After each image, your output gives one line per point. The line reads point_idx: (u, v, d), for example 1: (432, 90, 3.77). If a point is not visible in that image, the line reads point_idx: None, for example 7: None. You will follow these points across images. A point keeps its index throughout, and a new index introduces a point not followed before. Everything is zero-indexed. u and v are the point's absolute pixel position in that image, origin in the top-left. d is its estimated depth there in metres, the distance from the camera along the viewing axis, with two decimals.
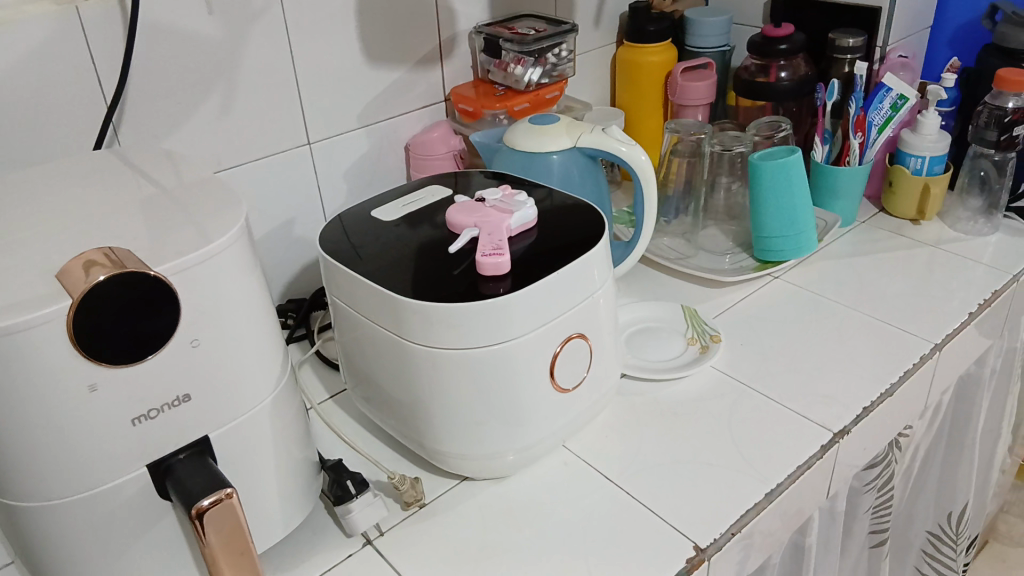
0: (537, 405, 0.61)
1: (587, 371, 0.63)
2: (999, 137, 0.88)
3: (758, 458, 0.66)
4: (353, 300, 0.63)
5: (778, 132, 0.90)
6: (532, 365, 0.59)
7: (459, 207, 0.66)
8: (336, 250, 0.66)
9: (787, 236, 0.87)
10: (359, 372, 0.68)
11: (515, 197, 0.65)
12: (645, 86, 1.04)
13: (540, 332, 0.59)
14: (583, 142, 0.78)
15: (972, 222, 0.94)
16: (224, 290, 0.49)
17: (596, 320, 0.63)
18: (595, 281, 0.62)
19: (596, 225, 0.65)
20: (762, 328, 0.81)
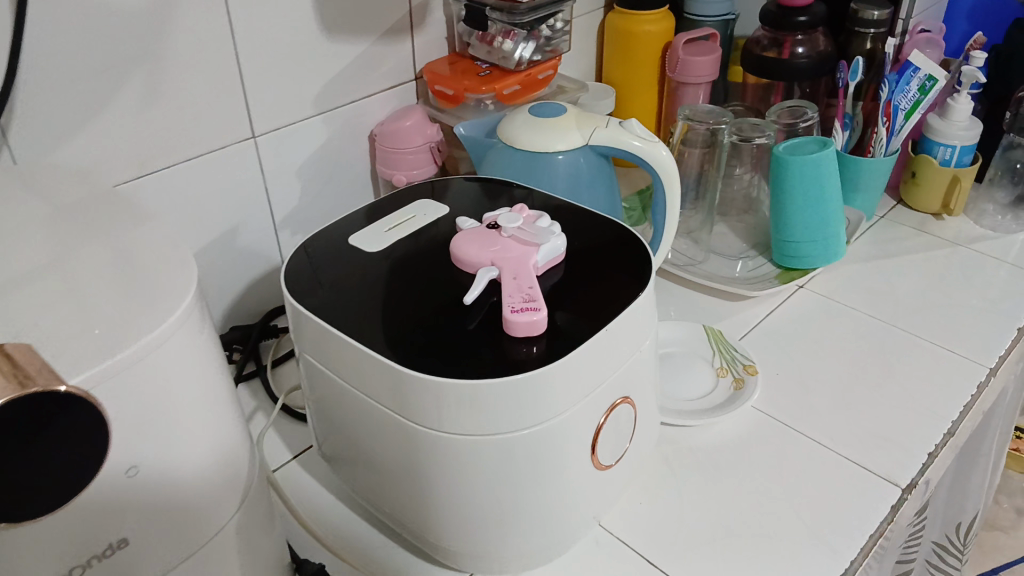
0: (574, 489, 0.49)
1: (629, 440, 0.52)
2: None
3: (821, 524, 0.56)
4: (332, 366, 0.49)
5: (801, 121, 0.79)
6: (572, 446, 0.47)
7: (464, 235, 0.53)
8: (307, 293, 0.51)
9: (815, 240, 0.77)
10: (339, 445, 0.54)
11: (535, 222, 0.52)
12: (640, 59, 0.91)
13: (584, 406, 0.46)
14: (597, 139, 0.65)
15: (1000, 217, 0.86)
16: (173, 386, 0.36)
17: (642, 378, 0.51)
18: (642, 333, 0.50)
19: (638, 259, 0.53)
20: (796, 351, 0.71)
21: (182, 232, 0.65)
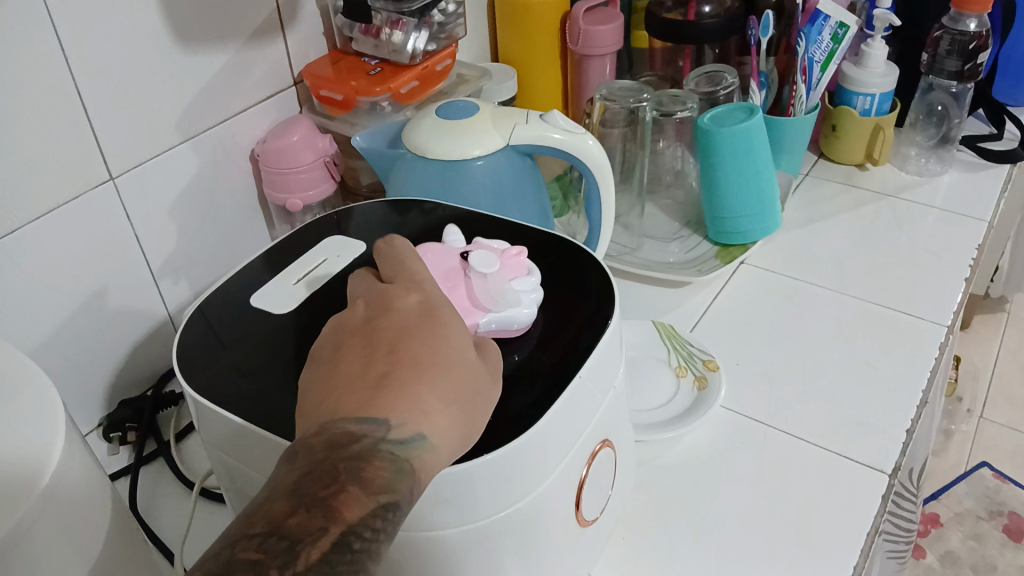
0: (562, 555, 0.43)
1: (612, 487, 0.46)
2: (961, 65, 0.77)
3: (818, 531, 0.52)
4: (262, 463, 0.42)
5: (722, 88, 0.74)
6: (558, 511, 0.41)
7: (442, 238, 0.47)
8: (217, 383, 0.43)
9: (752, 213, 0.73)
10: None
11: (518, 283, 0.44)
12: (537, 35, 0.83)
13: (565, 465, 0.40)
14: (518, 138, 0.58)
15: (923, 160, 0.84)
16: (36, 514, 0.32)
17: (619, 415, 0.46)
18: (613, 365, 0.44)
19: (596, 277, 0.47)
20: (752, 338, 0.67)
21: (39, 306, 0.53)
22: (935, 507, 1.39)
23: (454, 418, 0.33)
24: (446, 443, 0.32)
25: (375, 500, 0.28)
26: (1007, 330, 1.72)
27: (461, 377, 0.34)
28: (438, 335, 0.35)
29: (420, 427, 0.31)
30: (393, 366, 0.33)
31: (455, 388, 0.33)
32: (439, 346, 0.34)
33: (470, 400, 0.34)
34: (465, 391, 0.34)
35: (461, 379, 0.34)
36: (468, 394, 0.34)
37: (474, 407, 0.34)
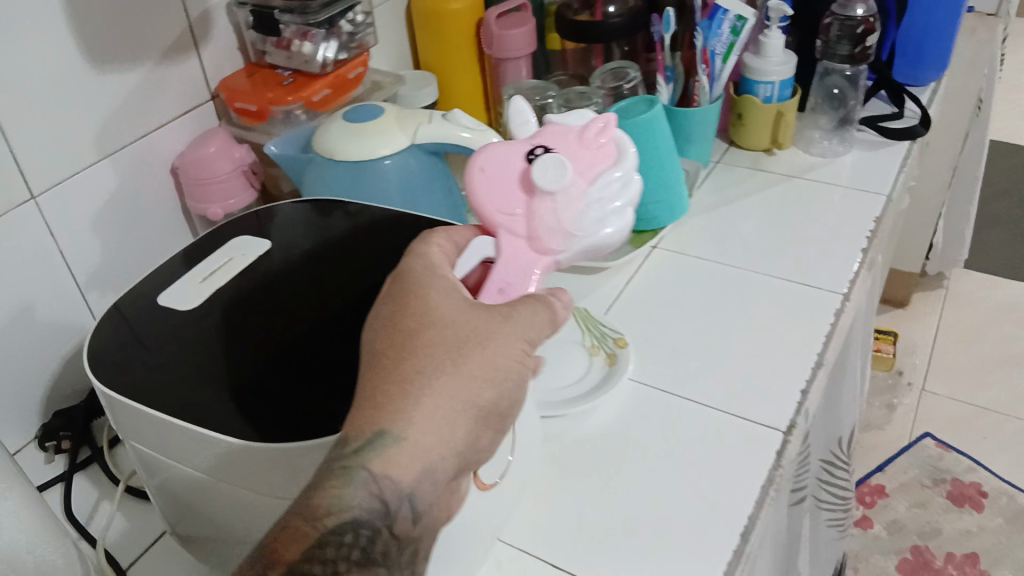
0: (463, 520, 0.46)
1: (511, 454, 0.49)
2: (852, 50, 0.85)
3: (716, 490, 0.56)
4: (209, 460, 0.45)
5: (625, 82, 0.78)
6: None
7: (500, 152, 0.49)
8: (124, 379, 0.46)
9: (661, 199, 0.78)
10: (221, 533, 0.50)
11: (605, 193, 0.47)
12: (453, 41, 0.87)
13: None
14: (421, 136, 0.61)
15: (826, 142, 0.89)
16: None
17: None
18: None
19: None
20: (663, 315, 0.71)
21: None
22: (881, 478, 1.44)
23: (426, 395, 0.35)
24: (423, 425, 0.35)
25: (323, 519, 0.34)
26: (945, 305, 1.79)
27: (426, 358, 0.36)
28: (418, 325, 0.38)
29: (379, 428, 0.35)
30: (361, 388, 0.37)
31: (415, 374, 0.36)
32: (417, 335, 0.37)
33: (458, 364, 0.36)
34: (450, 362, 0.36)
35: (443, 356, 0.36)
36: (455, 365, 0.36)
37: (469, 370, 0.36)
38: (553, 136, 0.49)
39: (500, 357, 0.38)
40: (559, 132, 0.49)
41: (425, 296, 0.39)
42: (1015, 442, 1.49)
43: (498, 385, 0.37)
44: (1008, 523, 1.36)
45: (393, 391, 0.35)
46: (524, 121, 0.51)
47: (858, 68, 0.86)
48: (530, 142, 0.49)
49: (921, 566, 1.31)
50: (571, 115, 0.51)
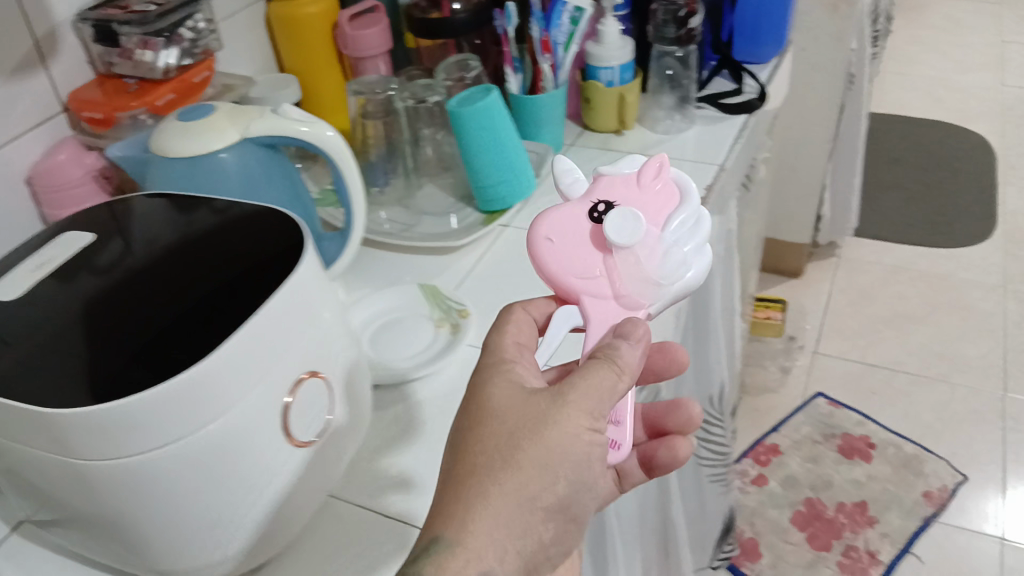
0: (279, 470, 0.52)
1: (330, 413, 0.55)
2: (677, 30, 0.95)
3: None
4: (34, 439, 0.47)
5: (469, 73, 0.84)
6: (257, 431, 0.50)
7: (563, 218, 0.53)
8: None
9: (506, 179, 0.83)
10: (68, 516, 0.52)
11: (676, 236, 0.51)
12: (312, 43, 0.91)
13: (257, 391, 0.49)
14: (253, 131, 0.66)
15: (670, 120, 0.96)
16: None
17: (327, 352, 0.55)
18: (305, 309, 0.52)
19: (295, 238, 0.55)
20: (509, 287, 0.77)
21: None
22: (777, 438, 1.53)
23: (480, 499, 0.42)
24: (476, 525, 0.41)
25: None
26: (837, 272, 1.89)
27: (489, 462, 0.43)
28: (482, 419, 0.45)
29: (443, 527, 0.42)
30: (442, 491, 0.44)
31: (476, 479, 0.43)
32: (478, 432, 0.45)
33: (508, 463, 0.43)
34: (500, 459, 0.43)
35: (496, 451, 0.43)
36: (506, 459, 0.43)
37: (521, 465, 0.43)
38: (610, 192, 0.54)
39: (559, 438, 0.44)
40: (616, 186, 0.54)
41: (490, 390, 0.46)
42: (900, 394, 1.60)
43: (560, 462, 0.44)
44: (893, 471, 1.46)
45: (456, 490, 0.43)
46: (575, 179, 0.56)
47: (687, 48, 0.94)
48: (588, 199, 0.54)
49: (814, 517, 1.40)
50: (621, 163, 0.56)
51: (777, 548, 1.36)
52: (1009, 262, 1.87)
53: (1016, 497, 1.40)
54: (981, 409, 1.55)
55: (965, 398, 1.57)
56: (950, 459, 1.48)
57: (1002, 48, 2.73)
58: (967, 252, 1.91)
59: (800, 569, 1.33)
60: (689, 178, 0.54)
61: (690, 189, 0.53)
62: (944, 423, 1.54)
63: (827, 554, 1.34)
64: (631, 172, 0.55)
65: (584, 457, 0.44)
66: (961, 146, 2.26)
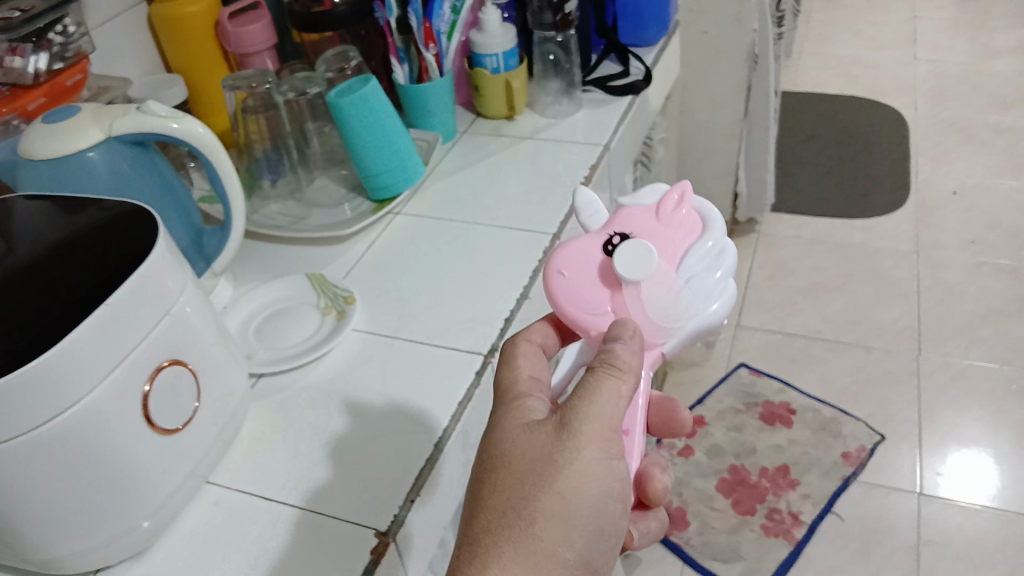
0: (146, 457, 0.53)
1: (197, 401, 0.57)
2: (555, 17, 0.96)
3: (417, 410, 0.66)
4: None
5: (348, 63, 0.85)
6: (123, 414, 0.51)
7: (576, 251, 0.54)
8: None
9: (392, 167, 0.84)
10: None
11: (692, 273, 0.53)
12: (197, 42, 0.92)
13: (117, 376, 0.51)
14: (118, 129, 0.67)
15: (558, 104, 0.99)
16: None
17: (188, 339, 0.57)
18: (160, 297, 0.54)
19: (150, 227, 0.56)
20: (397, 272, 0.80)
21: None
22: (701, 410, 1.57)
23: (505, 544, 0.46)
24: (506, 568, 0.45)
25: None
26: (757, 247, 1.94)
27: (511, 506, 0.47)
28: (494, 463, 0.48)
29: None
30: (467, 539, 0.47)
31: (501, 527, 0.46)
32: (491, 477, 0.48)
33: (524, 517, 0.46)
34: (514, 509, 0.46)
35: (511, 500, 0.47)
36: (520, 509, 0.46)
37: (536, 512, 0.46)
38: (626, 222, 0.55)
39: (576, 480, 0.46)
40: (635, 217, 0.55)
41: (503, 434, 0.49)
42: (818, 360, 1.65)
43: (580, 502, 0.47)
44: (813, 434, 1.51)
45: (475, 541, 0.47)
46: (593, 212, 0.57)
47: (566, 34, 0.97)
48: (604, 231, 0.55)
49: (737, 483, 1.44)
50: (641, 193, 0.57)
51: (703, 515, 1.40)
52: (921, 228, 1.94)
53: (928, 450, 1.46)
54: (895, 369, 1.61)
55: (880, 360, 1.63)
56: (867, 420, 1.53)
57: (912, 24, 2.82)
58: (881, 221, 1.97)
59: (725, 534, 1.37)
60: (715, 211, 0.55)
61: (713, 225, 0.54)
62: (861, 385, 1.59)
63: (751, 517, 1.39)
64: (652, 202, 0.56)
65: (603, 492, 0.47)
66: (874, 119, 2.33)
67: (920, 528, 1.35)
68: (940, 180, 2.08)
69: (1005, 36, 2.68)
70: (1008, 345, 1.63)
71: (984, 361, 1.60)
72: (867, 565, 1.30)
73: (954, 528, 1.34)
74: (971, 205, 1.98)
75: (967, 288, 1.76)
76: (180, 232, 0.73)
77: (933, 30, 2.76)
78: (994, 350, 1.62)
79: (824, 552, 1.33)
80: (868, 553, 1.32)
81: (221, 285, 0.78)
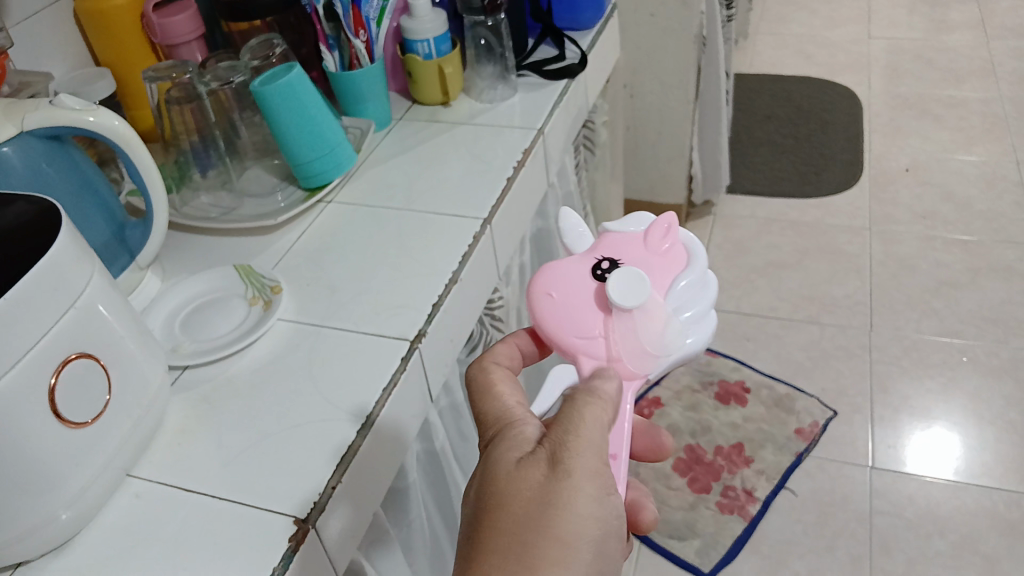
0: (54, 451, 0.53)
1: (108, 394, 0.57)
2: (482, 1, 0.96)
3: (342, 395, 0.66)
4: None
5: (273, 50, 0.87)
6: (29, 407, 0.51)
7: (566, 275, 0.55)
8: None
9: (321, 155, 0.84)
10: None
11: (680, 302, 0.53)
12: (125, 34, 0.90)
13: (20, 368, 0.50)
14: (31, 123, 0.66)
15: (494, 89, 0.99)
16: None
17: (95, 332, 0.57)
18: (62, 291, 0.54)
19: (52, 221, 0.57)
20: (327, 260, 0.79)
21: None
22: (658, 391, 1.58)
23: None
24: None
25: None
26: (714, 228, 1.96)
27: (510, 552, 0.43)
28: (493, 505, 0.45)
29: None
30: None
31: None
32: (485, 517, 0.45)
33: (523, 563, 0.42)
34: (514, 555, 0.43)
35: (508, 543, 0.43)
36: (520, 555, 0.42)
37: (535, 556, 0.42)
38: (615, 250, 0.56)
39: (573, 520, 0.43)
40: (622, 245, 0.56)
41: (494, 471, 0.46)
42: (773, 338, 1.67)
43: (583, 548, 0.43)
44: (767, 411, 1.53)
45: None
46: (580, 234, 0.58)
47: (496, 17, 0.98)
48: (593, 256, 0.56)
49: (694, 461, 1.46)
50: (628, 221, 0.58)
51: (660, 494, 1.41)
52: (874, 204, 1.96)
53: (880, 422, 1.48)
54: (848, 344, 1.63)
55: (833, 336, 1.65)
56: (820, 395, 1.55)
57: (867, 2, 2.84)
58: (835, 198, 2.00)
59: (682, 512, 1.38)
60: (698, 243, 0.56)
61: (699, 255, 0.55)
62: (814, 361, 1.61)
63: (707, 495, 1.40)
64: (639, 230, 0.57)
65: (601, 533, 0.44)
66: (829, 98, 2.35)
67: (873, 499, 1.37)
68: (893, 156, 2.10)
69: (957, 12, 2.70)
70: (958, 316, 1.66)
71: (935, 333, 1.63)
72: (821, 537, 1.32)
73: (906, 497, 1.36)
74: (923, 180, 2.01)
75: (918, 262, 1.79)
76: (102, 226, 0.73)
77: (887, 8, 2.78)
78: (945, 321, 1.65)
79: (779, 526, 1.35)
80: (821, 525, 1.34)
81: (149, 278, 0.78)
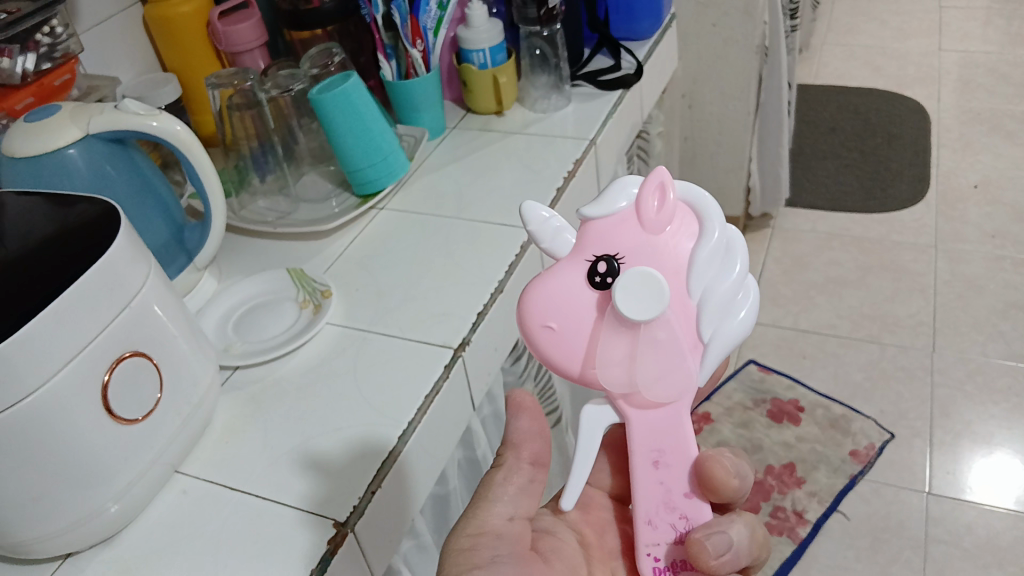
0: (104, 446, 0.55)
1: (158, 392, 0.59)
2: (538, 12, 0.97)
3: (385, 400, 0.67)
4: None
5: (332, 60, 0.90)
6: (83, 402, 0.53)
7: (560, 297, 0.48)
8: None
9: (375, 163, 0.85)
10: None
11: (706, 284, 0.47)
12: (189, 41, 0.93)
13: (77, 363, 0.52)
14: (95, 126, 0.68)
15: (547, 100, 1.00)
16: None
17: (148, 332, 0.58)
18: (118, 291, 0.56)
19: (111, 220, 0.59)
20: (376, 267, 0.80)
21: None
22: (709, 406, 1.56)
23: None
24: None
25: None
26: (772, 242, 1.93)
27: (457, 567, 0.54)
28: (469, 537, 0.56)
29: None
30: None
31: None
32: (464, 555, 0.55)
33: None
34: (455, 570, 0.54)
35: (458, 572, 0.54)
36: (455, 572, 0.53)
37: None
38: (606, 243, 0.47)
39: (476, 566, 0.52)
40: (614, 234, 0.47)
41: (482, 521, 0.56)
42: (831, 357, 1.63)
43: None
44: (822, 431, 1.49)
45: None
46: (558, 231, 0.49)
47: (551, 28, 0.98)
48: (583, 259, 0.48)
49: None
50: (606, 195, 0.48)
51: None
52: (941, 221, 1.90)
53: (940, 448, 1.43)
54: (910, 365, 1.58)
55: (894, 356, 1.60)
56: (878, 417, 1.50)
57: (939, 13, 2.75)
58: (901, 214, 1.94)
59: None
60: (703, 195, 0.48)
61: (711, 215, 0.47)
62: (874, 382, 1.56)
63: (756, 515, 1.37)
64: (626, 204, 0.48)
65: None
66: (896, 110, 2.28)
67: (930, 527, 1.32)
68: (963, 172, 2.03)
69: None
70: None
71: (1002, 357, 1.56)
72: (873, 564, 1.28)
73: (965, 527, 1.31)
74: (994, 197, 1.93)
75: (986, 283, 1.72)
76: (162, 227, 0.76)
77: (961, 20, 2.70)
78: (1012, 345, 1.58)
79: (830, 550, 1.31)
80: (874, 551, 1.30)
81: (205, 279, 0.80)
